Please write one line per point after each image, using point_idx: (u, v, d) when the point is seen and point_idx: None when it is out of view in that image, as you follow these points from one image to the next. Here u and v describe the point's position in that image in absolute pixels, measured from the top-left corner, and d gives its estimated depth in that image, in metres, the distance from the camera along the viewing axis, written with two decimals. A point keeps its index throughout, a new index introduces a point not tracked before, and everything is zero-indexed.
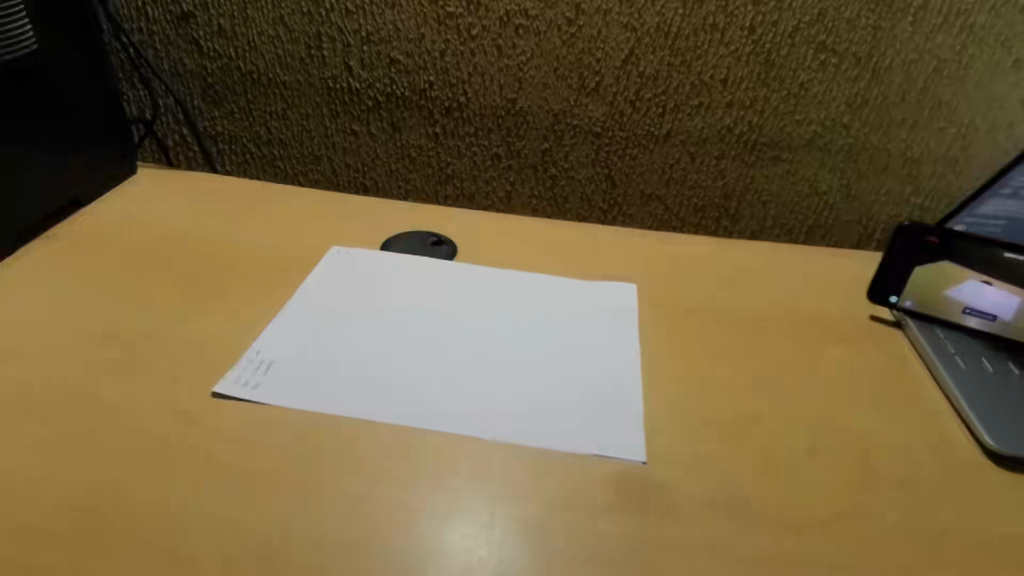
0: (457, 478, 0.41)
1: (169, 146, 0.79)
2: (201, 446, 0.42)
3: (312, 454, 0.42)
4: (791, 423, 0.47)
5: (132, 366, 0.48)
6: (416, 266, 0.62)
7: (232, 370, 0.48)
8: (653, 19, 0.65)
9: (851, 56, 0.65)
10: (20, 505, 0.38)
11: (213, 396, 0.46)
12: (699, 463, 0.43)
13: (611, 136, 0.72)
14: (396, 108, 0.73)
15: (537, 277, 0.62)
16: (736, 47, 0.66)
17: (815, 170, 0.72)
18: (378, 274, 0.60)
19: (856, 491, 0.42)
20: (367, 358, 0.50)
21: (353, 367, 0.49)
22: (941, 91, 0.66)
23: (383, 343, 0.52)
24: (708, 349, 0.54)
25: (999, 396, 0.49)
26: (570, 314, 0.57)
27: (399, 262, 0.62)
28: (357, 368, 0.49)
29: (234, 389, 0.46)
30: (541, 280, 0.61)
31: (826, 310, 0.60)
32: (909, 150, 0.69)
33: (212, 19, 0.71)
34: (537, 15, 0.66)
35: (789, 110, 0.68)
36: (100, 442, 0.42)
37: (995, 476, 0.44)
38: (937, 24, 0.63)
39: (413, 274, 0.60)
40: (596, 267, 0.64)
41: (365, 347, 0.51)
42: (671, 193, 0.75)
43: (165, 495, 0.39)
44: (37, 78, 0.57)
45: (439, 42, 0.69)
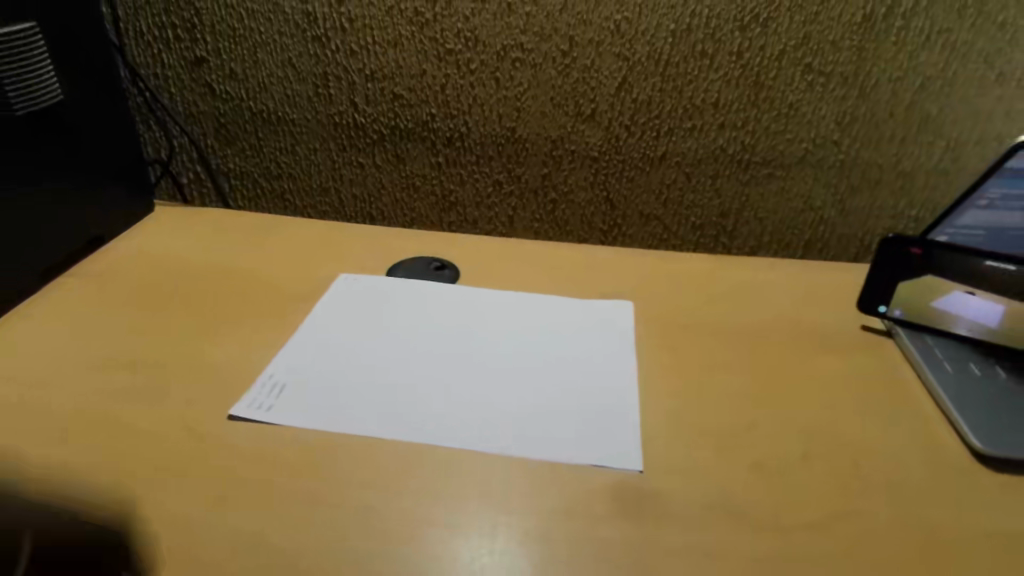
0: (462, 493, 0.43)
1: (183, 183, 0.82)
2: (217, 465, 0.44)
3: (324, 469, 0.44)
4: (785, 431, 0.49)
5: (149, 390, 0.50)
6: (412, 288, 0.64)
7: (248, 392, 0.50)
8: (643, 49, 0.68)
9: (837, 76, 0.68)
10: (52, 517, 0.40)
11: (229, 418, 0.48)
12: (697, 470, 0.45)
13: (608, 160, 0.75)
14: (400, 140, 0.77)
15: (535, 296, 0.64)
16: (726, 72, 0.68)
17: (808, 186, 0.74)
18: (378, 296, 0.62)
19: (849, 494, 0.44)
20: (370, 366, 0.53)
21: (359, 372, 0.53)
22: (929, 106, 0.68)
23: (388, 355, 0.55)
24: (706, 361, 0.56)
25: (987, 399, 0.50)
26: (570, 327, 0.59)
27: (396, 286, 0.64)
28: (366, 383, 0.52)
29: (248, 410, 0.48)
30: (538, 297, 0.64)
31: (821, 321, 0.61)
32: (900, 164, 0.71)
33: (224, 63, 0.75)
34: (532, 48, 0.70)
35: (780, 129, 0.71)
36: (120, 462, 0.44)
37: (986, 476, 0.45)
38: (920, 42, 0.65)
39: (418, 296, 0.63)
40: (590, 283, 0.67)
41: (370, 355, 0.55)
42: (669, 213, 0.77)
43: (183, 510, 0.41)
44: (62, 122, 0.60)
45: (440, 76, 0.72)
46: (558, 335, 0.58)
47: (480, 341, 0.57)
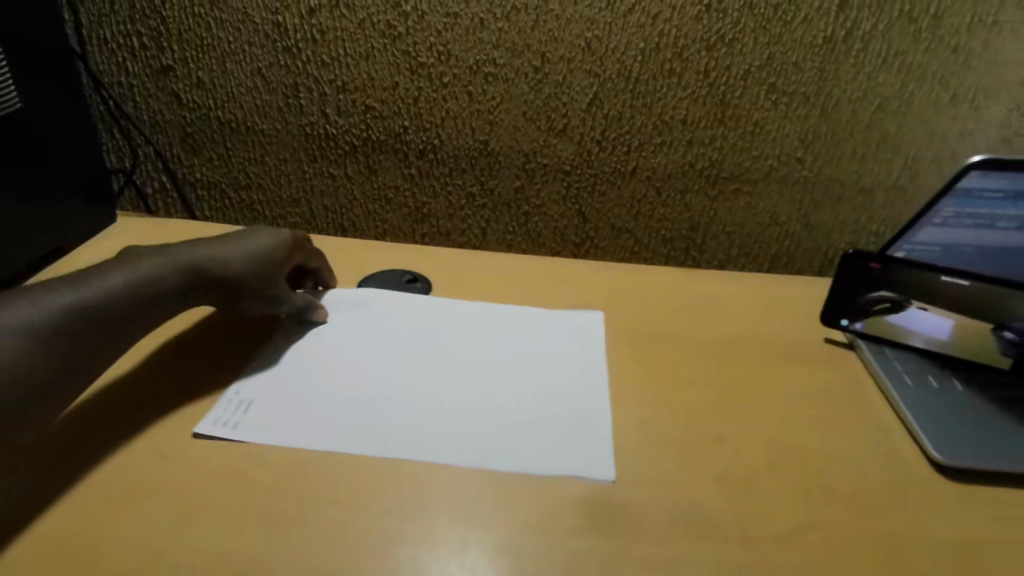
0: (436, 508, 0.42)
1: (148, 193, 0.81)
2: (180, 483, 0.43)
3: (290, 486, 0.43)
4: (751, 442, 0.50)
5: (108, 406, 0.49)
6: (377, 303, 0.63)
7: (214, 409, 0.49)
8: (614, 66, 0.69)
9: (800, 96, 0.70)
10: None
11: (195, 437, 0.47)
12: (665, 483, 0.45)
13: (580, 174, 0.76)
14: (372, 152, 0.76)
15: (509, 308, 0.64)
16: (693, 90, 0.70)
17: (774, 202, 0.75)
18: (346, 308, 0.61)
19: (814, 502, 0.45)
20: (343, 375, 0.53)
21: (335, 385, 0.52)
22: (887, 125, 0.71)
23: (367, 369, 0.54)
24: (674, 374, 0.56)
25: (942, 410, 0.52)
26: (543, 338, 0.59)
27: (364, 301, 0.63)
28: (335, 396, 0.51)
29: (213, 428, 0.47)
30: (512, 309, 0.64)
31: (786, 334, 0.63)
32: (861, 180, 0.74)
33: (191, 73, 0.74)
34: (505, 63, 0.70)
35: (746, 146, 0.72)
36: (77, 480, 0.43)
37: (944, 487, 0.47)
38: (878, 65, 0.68)
39: (393, 310, 0.62)
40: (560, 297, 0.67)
41: (346, 372, 0.53)
42: (640, 226, 0.78)
43: (144, 529, 0.40)
44: (22, 135, 0.59)
45: (412, 89, 0.72)
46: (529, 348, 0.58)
47: (454, 353, 0.57)
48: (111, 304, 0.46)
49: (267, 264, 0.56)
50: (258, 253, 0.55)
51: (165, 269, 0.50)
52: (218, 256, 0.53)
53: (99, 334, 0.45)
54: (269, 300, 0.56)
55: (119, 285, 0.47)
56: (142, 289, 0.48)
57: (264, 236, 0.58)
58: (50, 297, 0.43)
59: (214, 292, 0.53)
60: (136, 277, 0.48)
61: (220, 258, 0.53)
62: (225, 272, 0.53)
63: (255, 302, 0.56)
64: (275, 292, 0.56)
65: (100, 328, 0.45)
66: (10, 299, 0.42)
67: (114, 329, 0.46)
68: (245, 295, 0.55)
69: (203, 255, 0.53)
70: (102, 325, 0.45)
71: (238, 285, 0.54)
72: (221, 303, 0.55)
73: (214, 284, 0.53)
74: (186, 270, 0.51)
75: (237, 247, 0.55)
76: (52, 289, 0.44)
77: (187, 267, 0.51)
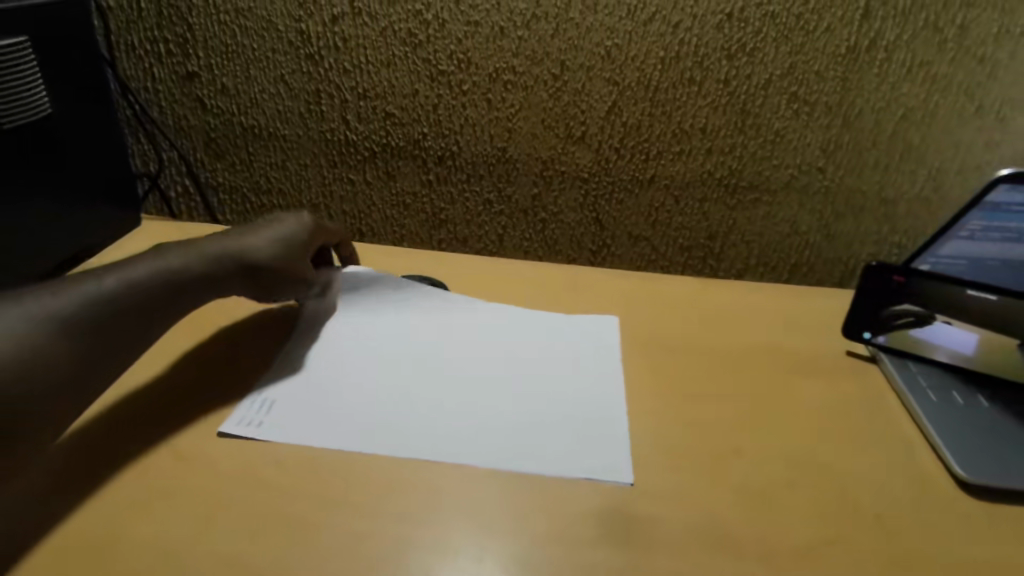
0: (452, 515, 0.42)
1: (171, 197, 0.82)
2: (200, 486, 0.44)
3: (307, 490, 0.44)
4: (770, 455, 0.49)
5: (131, 408, 0.50)
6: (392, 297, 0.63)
7: (238, 409, 0.50)
8: (633, 74, 0.69)
9: (822, 105, 0.69)
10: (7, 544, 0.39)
11: (219, 435, 0.48)
12: (681, 495, 0.45)
13: (598, 182, 0.75)
14: (391, 158, 0.77)
15: (518, 311, 0.64)
16: (713, 98, 0.70)
17: (794, 211, 0.75)
18: (360, 308, 0.62)
19: (834, 518, 0.44)
20: (360, 380, 0.53)
21: (347, 387, 0.53)
22: (911, 136, 0.70)
23: (376, 374, 0.54)
24: (692, 386, 0.56)
25: (967, 428, 0.51)
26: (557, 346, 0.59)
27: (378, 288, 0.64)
28: (344, 398, 0.51)
29: (239, 427, 0.48)
30: (526, 314, 0.64)
31: (806, 346, 0.62)
32: (883, 191, 0.73)
33: (215, 79, 0.75)
34: (524, 71, 0.70)
35: (766, 155, 0.72)
36: (100, 481, 0.43)
37: (970, 506, 0.46)
38: (902, 75, 0.67)
39: (415, 315, 0.62)
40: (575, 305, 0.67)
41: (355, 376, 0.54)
42: (658, 234, 0.78)
43: (164, 532, 0.40)
44: (51, 138, 0.60)
45: (432, 96, 0.73)
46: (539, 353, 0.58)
47: (465, 356, 0.57)
48: (147, 290, 0.47)
49: (293, 249, 0.59)
50: (285, 239, 0.58)
51: (203, 255, 0.52)
52: (247, 246, 0.55)
53: (121, 336, 0.45)
54: (297, 287, 0.60)
55: (158, 271, 0.49)
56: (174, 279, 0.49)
57: (285, 224, 0.59)
58: (78, 286, 0.44)
59: (249, 282, 0.55)
60: (175, 263, 0.50)
61: (252, 245, 0.56)
62: (255, 262, 0.55)
63: (286, 289, 0.59)
64: (305, 277, 0.60)
65: (126, 322, 0.45)
66: (53, 286, 0.43)
67: (144, 325, 0.47)
68: (276, 283, 0.58)
69: (235, 245, 0.54)
70: (124, 321, 0.45)
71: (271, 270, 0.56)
72: (257, 294, 0.57)
73: (251, 271, 0.55)
74: (223, 257, 0.53)
75: (263, 236, 0.57)
76: (84, 278, 0.45)
77: (218, 257, 0.53)
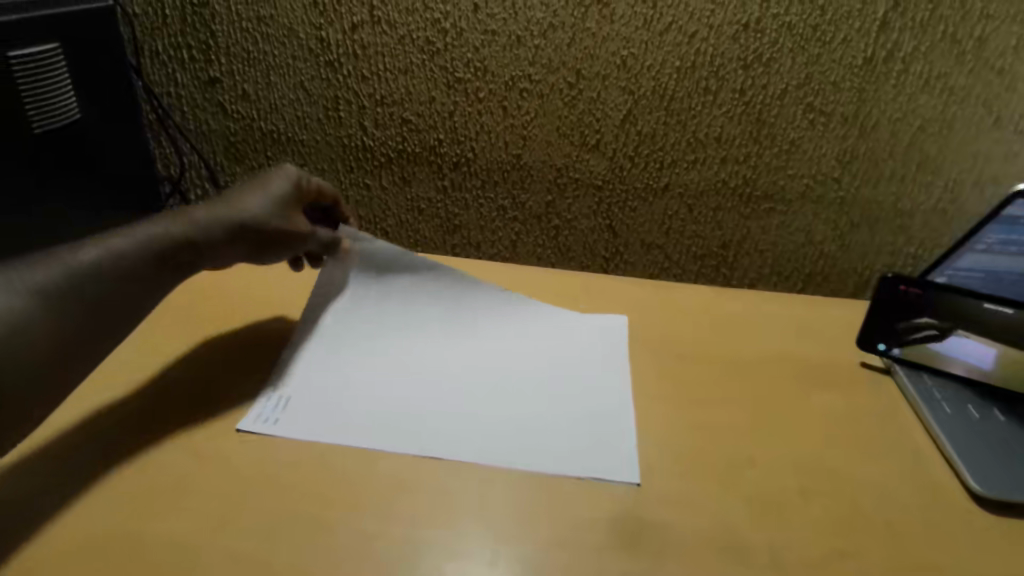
0: (465, 517, 0.43)
1: (191, 199, 0.83)
2: (219, 486, 0.45)
3: (323, 492, 0.44)
4: (783, 465, 0.49)
5: (153, 408, 0.51)
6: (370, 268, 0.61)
7: (254, 407, 0.51)
8: (648, 83, 0.70)
9: (838, 116, 0.69)
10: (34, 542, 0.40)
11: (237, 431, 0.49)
12: (693, 503, 0.45)
13: (612, 190, 0.76)
14: (407, 164, 0.78)
15: (532, 315, 0.63)
16: (729, 108, 0.70)
17: (809, 221, 0.75)
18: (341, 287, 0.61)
19: (847, 530, 0.44)
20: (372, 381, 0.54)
21: (359, 385, 0.54)
22: (927, 147, 0.69)
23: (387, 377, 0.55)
24: (704, 394, 0.56)
25: (982, 441, 0.50)
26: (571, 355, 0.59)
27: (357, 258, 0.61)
28: (357, 396, 0.52)
29: (255, 424, 0.49)
30: (541, 323, 0.63)
31: (820, 357, 0.62)
32: (899, 202, 0.72)
33: (236, 84, 0.76)
34: (540, 79, 0.71)
35: (781, 165, 0.72)
36: (123, 480, 0.44)
37: (986, 521, 0.45)
38: (919, 86, 0.67)
39: (421, 322, 0.60)
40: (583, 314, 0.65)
41: (360, 373, 0.55)
42: (671, 242, 0.78)
43: (184, 531, 0.41)
44: (78, 143, 0.61)
45: (448, 103, 0.74)
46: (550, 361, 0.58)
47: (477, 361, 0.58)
48: (137, 256, 0.47)
49: (284, 206, 0.57)
50: (274, 196, 0.57)
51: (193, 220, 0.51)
52: (236, 212, 0.54)
53: None
54: (296, 246, 0.59)
55: (147, 236, 0.48)
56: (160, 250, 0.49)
57: (273, 185, 0.57)
58: (58, 259, 0.44)
59: (245, 243, 0.55)
60: (165, 229, 0.50)
61: (242, 206, 0.55)
62: (248, 222, 0.54)
63: (282, 248, 0.58)
64: (300, 234, 0.59)
65: (119, 300, 0.46)
66: (45, 257, 0.44)
67: (136, 303, 0.47)
68: (270, 243, 0.57)
69: (225, 208, 0.53)
70: (123, 305, 0.46)
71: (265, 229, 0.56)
72: (255, 256, 0.56)
73: (245, 232, 0.54)
74: (214, 220, 0.52)
75: (252, 200, 0.55)
76: (64, 252, 0.45)
77: (208, 223, 0.52)
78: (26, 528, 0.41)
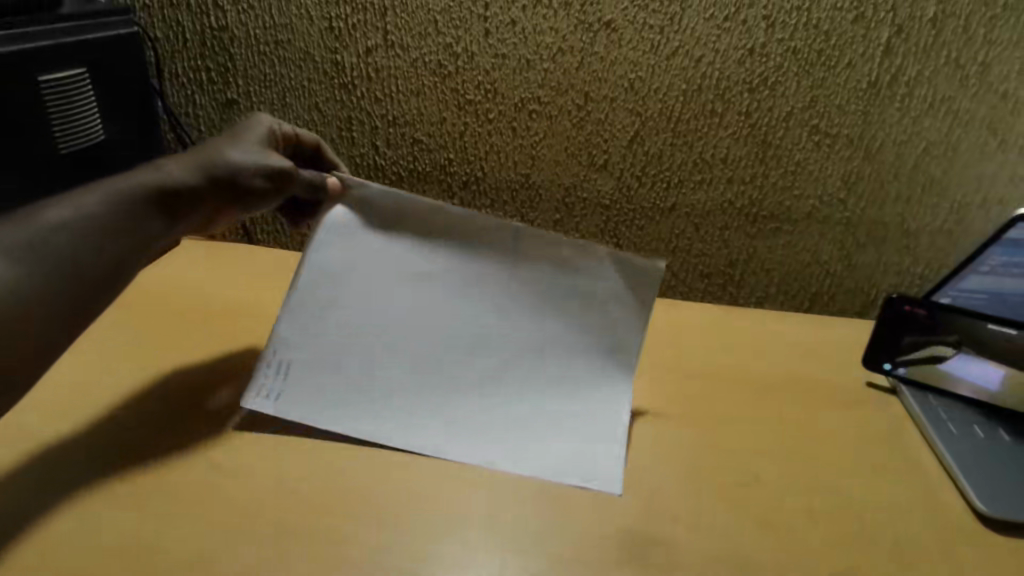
0: (476, 533, 0.43)
1: None
2: (233, 500, 0.45)
3: (335, 504, 0.45)
4: (790, 483, 0.49)
5: (170, 422, 0.52)
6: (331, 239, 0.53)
7: (255, 379, 0.52)
8: (655, 105, 0.71)
9: (843, 138, 0.70)
10: (57, 560, 0.41)
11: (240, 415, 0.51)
12: (702, 521, 0.45)
13: (619, 209, 0.77)
14: (418, 183, 0.79)
15: (542, 252, 0.52)
16: (734, 130, 0.71)
17: (816, 241, 0.75)
18: (300, 273, 0.52)
19: (855, 549, 0.44)
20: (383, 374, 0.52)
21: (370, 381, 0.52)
22: (932, 169, 0.70)
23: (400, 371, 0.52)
24: (711, 412, 0.56)
25: (987, 461, 0.51)
26: (596, 345, 0.53)
27: (315, 235, 0.53)
28: (367, 396, 0.52)
29: (258, 400, 0.51)
30: (560, 272, 0.52)
31: (826, 375, 0.62)
32: (905, 223, 0.73)
33: (253, 106, 0.78)
34: (549, 101, 0.73)
35: (787, 185, 0.73)
36: (141, 495, 0.46)
37: (995, 542, 0.45)
38: (923, 109, 0.68)
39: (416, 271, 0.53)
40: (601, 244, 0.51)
41: (356, 362, 0.52)
42: (677, 260, 0.79)
43: (201, 546, 0.42)
44: (99, 162, 0.63)
45: (459, 124, 0.76)
46: (563, 347, 0.53)
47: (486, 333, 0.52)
48: (95, 216, 0.48)
49: (257, 151, 0.56)
50: (245, 143, 0.56)
51: (159, 171, 0.52)
52: (206, 158, 0.54)
53: None
54: (272, 191, 0.57)
55: (105, 196, 0.49)
56: (131, 202, 0.50)
57: (247, 136, 0.57)
58: (24, 226, 0.45)
59: (219, 191, 0.54)
60: (133, 181, 0.51)
61: (213, 153, 0.54)
62: (217, 169, 0.54)
63: (257, 194, 0.56)
64: (274, 177, 0.56)
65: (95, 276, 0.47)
66: (9, 220, 0.46)
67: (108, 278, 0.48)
68: (243, 190, 0.55)
69: (194, 158, 0.54)
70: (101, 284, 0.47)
71: (236, 175, 0.55)
72: (234, 205, 0.55)
73: (215, 179, 0.54)
74: (182, 169, 0.53)
75: (225, 150, 0.55)
76: (26, 214, 0.46)
77: (177, 172, 0.53)
78: (47, 544, 0.42)
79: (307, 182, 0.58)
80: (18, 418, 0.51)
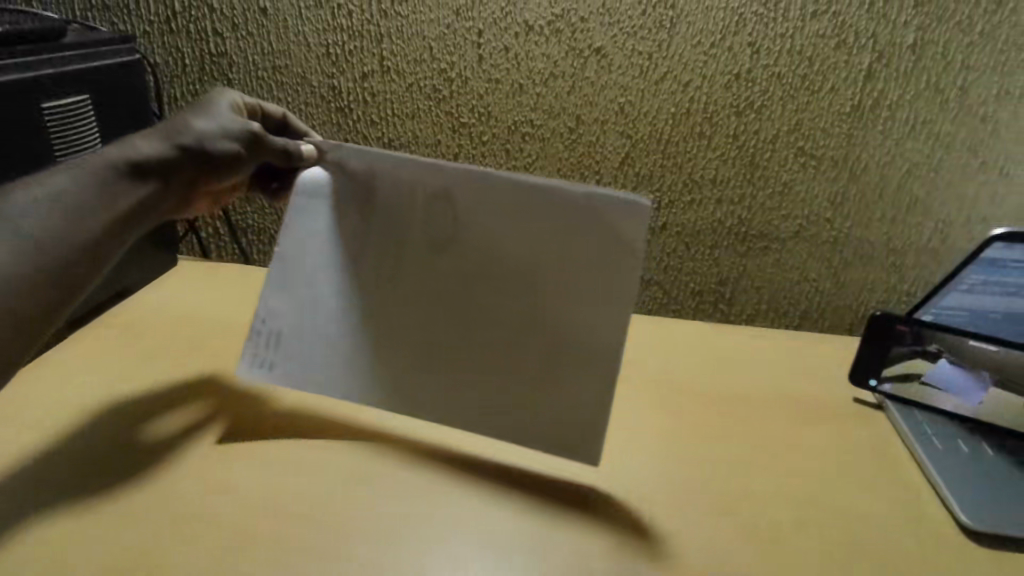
0: (470, 549, 0.44)
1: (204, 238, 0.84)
2: (230, 519, 0.46)
3: (332, 522, 0.46)
4: (780, 499, 0.50)
5: (169, 442, 0.52)
6: (303, 202, 0.56)
7: (253, 344, 0.57)
8: (645, 128, 0.73)
9: (829, 159, 0.72)
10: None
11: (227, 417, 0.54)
12: (694, 535, 0.46)
13: None
14: None
15: (510, 201, 0.50)
16: (722, 151, 0.73)
17: (803, 259, 0.77)
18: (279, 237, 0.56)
19: (842, 562, 0.45)
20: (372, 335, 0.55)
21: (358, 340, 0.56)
22: (916, 189, 0.72)
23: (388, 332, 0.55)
24: (704, 428, 0.57)
25: (971, 475, 0.52)
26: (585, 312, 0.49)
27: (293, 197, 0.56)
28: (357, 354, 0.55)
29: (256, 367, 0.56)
30: (542, 226, 0.50)
31: (816, 392, 0.63)
32: (891, 241, 0.75)
33: None
34: (541, 124, 0.75)
35: (775, 206, 0.75)
36: (140, 515, 0.46)
37: (980, 555, 0.46)
38: (905, 132, 0.70)
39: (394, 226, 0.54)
40: (584, 195, 0.48)
41: (343, 324, 0.56)
42: (669, 278, 0.80)
43: (198, 565, 0.43)
44: None
45: (454, 146, 0.77)
46: (551, 309, 0.50)
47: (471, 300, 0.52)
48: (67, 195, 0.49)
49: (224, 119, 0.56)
50: (212, 112, 0.57)
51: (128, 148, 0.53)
52: (173, 131, 0.54)
53: None
54: (242, 159, 0.57)
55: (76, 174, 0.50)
56: (102, 178, 0.51)
57: (214, 105, 0.57)
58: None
59: (190, 162, 0.55)
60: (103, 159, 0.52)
61: (180, 125, 0.55)
62: (185, 140, 0.54)
63: (228, 163, 0.56)
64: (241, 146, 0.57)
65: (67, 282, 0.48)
66: None
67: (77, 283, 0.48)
68: (214, 159, 0.55)
69: (162, 130, 0.54)
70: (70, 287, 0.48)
71: (206, 146, 0.55)
72: (207, 176, 0.56)
73: (185, 152, 0.54)
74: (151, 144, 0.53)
75: (193, 120, 0.55)
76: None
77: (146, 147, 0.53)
78: (44, 564, 0.42)
79: (278, 149, 0.57)
80: (21, 437, 0.52)
